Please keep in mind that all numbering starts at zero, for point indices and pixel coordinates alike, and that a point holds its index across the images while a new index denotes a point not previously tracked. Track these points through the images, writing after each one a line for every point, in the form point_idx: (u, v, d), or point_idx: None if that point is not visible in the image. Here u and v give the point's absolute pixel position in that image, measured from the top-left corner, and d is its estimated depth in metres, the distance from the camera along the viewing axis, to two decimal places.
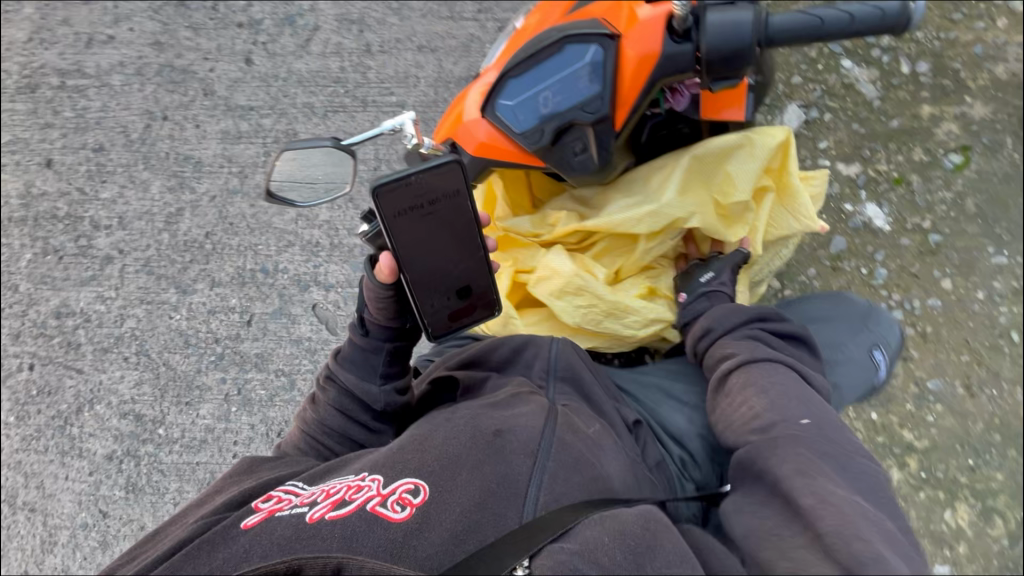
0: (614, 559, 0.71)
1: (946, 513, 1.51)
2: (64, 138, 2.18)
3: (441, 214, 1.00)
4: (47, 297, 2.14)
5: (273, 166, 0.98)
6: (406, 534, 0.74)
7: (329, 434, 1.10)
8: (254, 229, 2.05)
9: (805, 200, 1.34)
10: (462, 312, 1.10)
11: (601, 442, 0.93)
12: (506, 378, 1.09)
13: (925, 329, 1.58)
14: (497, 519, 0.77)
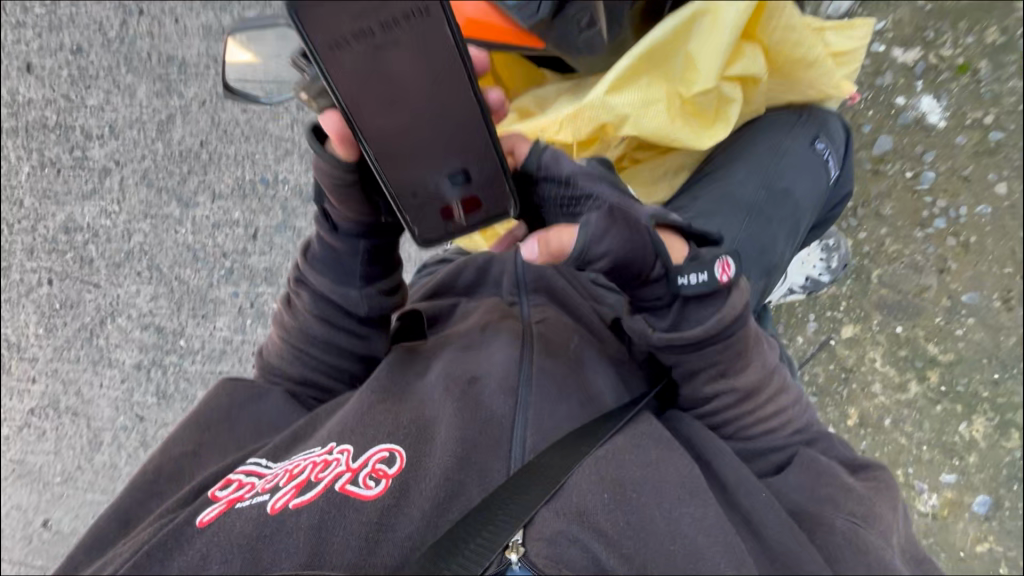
0: (613, 524, 0.61)
1: (961, 425, 1.49)
2: (39, 38, 2.01)
3: (413, 63, 0.68)
4: (52, 212, 2.11)
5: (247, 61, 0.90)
6: (383, 510, 0.62)
7: (313, 343, 0.96)
8: (249, 136, 1.94)
9: (825, 67, 0.94)
10: (463, 204, 0.83)
11: (585, 358, 0.85)
12: (475, 302, 0.99)
13: (968, 238, 1.46)
14: (484, 474, 0.66)
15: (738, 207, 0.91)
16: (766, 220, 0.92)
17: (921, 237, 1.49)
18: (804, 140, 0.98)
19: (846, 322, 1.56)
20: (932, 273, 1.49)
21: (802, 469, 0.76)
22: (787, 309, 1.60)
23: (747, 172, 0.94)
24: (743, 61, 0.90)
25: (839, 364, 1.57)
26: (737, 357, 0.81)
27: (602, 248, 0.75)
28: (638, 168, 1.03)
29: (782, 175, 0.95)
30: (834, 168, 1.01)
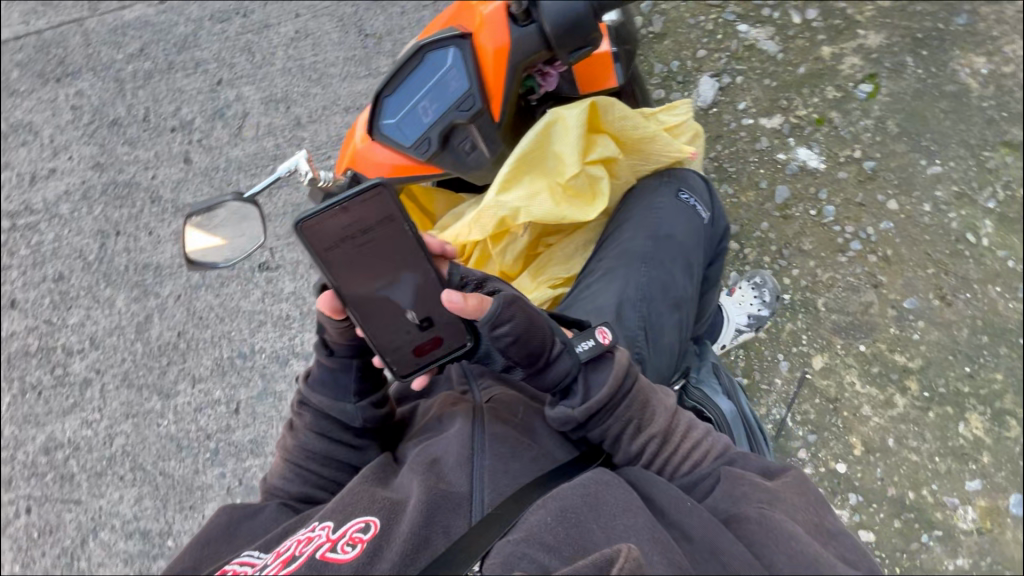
0: (554, 534, 0.65)
1: (960, 426, 1.50)
2: (24, 275, 2.21)
3: (380, 243, 0.84)
4: (32, 435, 2.11)
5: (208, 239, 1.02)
6: (357, 569, 0.64)
7: (314, 460, 0.95)
8: (224, 317, 2.06)
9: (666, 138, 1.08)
10: (428, 348, 0.93)
11: (533, 425, 0.88)
12: (432, 398, 1.02)
13: (886, 252, 1.60)
14: (447, 528, 0.69)
15: (632, 260, 1.03)
16: (660, 264, 1.03)
17: (845, 261, 1.62)
18: (669, 195, 1.09)
19: (814, 353, 1.61)
20: (869, 289, 1.60)
21: (727, 482, 0.75)
22: (756, 355, 1.64)
23: (633, 229, 1.06)
24: (597, 148, 1.03)
25: (823, 396, 1.58)
26: (642, 409, 0.84)
27: (509, 314, 0.82)
28: (552, 250, 1.14)
29: (660, 225, 1.06)
30: (704, 213, 1.10)
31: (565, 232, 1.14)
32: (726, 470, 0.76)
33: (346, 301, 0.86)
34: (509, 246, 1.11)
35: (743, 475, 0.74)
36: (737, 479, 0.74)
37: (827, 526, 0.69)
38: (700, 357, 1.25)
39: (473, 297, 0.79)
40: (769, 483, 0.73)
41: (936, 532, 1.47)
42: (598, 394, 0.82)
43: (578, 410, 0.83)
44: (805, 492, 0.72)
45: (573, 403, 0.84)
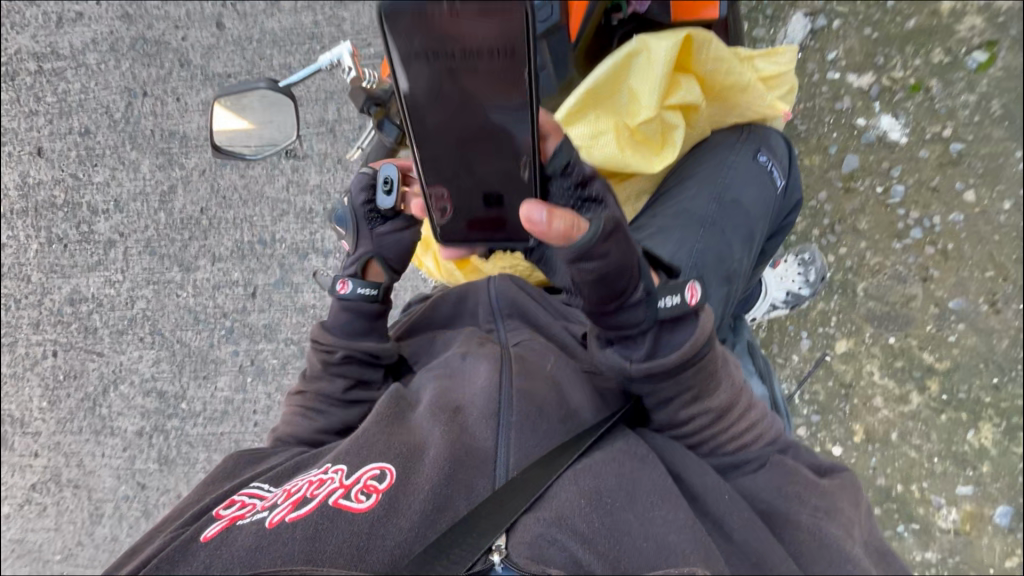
0: (591, 522, 0.66)
1: (969, 433, 1.47)
2: (50, 124, 2.16)
3: (479, 78, 0.64)
4: (58, 285, 2.18)
5: (237, 126, 0.99)
6: (373, 523, 0.63)
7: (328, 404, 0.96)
8: (247, 200, 2.03)
9: (755, 85, 0.97)
10: (484, 227, 0.77)
11: (563, 375, 0.86)
12: (455, 332, 1.01)
13: (946, 245, 1.49)
14: (469, 488, 0.70)
15: (691, 221, 0.93)
16: (720, 231, 0.93)
17: (900, 248, 1.52)
18: (746, 155, 0.99)
19: (841, 337, 1.57)
20: (916, 282, 1.51)
21: (769, 469, 0.74)
22: (779, 328, 1.62)
23: (698, 187, 0.96)
24: (680, 91, 0.92)
25: (837, 380, 1.57)
26: (706, 379, 0.76)
27: (604, 249, 0.66)
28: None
29: (729, 187, 0.96)
30: (780, 180, 1.01)
31: (619, 179, 1.05)
32: (777, 460, 0.74)
33: (437, 118, 0.67)
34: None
35: (792, 468, 0.74)
36: (784, 471, 0.73)
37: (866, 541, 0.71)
38: (735, 332, 1.22)
39: (562, 226, 0.62)
40: (821, 483, 0.73)
41: (913, 525, 1.53)
42: (668, 356, 0.74)
43: (638, 365, 0.75)
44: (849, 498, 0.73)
45: (639, 356, 0.75)
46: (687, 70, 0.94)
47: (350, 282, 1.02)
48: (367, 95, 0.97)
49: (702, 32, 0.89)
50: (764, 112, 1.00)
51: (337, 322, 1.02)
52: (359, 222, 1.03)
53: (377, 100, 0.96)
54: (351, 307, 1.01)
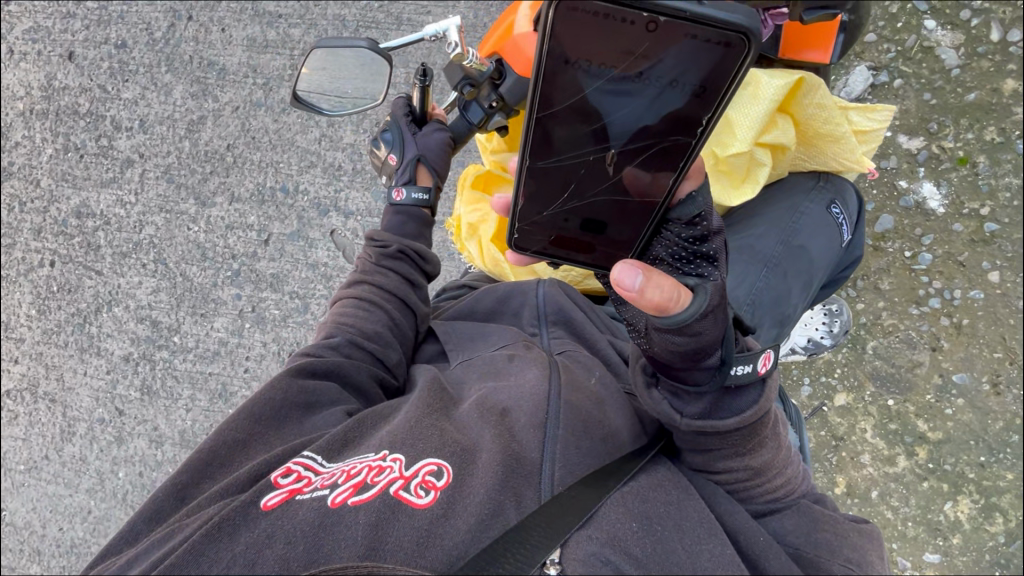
0: (642, 547, 0.66)
1: (947, 504, 1.51)
2: (86, 30, 2.09)
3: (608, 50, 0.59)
4: (67, 195, 2.13)
5: (317, 76, 1.04)
6: (431, 522, 0.64)
7: (377, 306, 1.00)
8: (276, 145, 1.99)
9: (850, 140, 0.96)
10: (573, 245, 0.80)
11: (607, 393, 0.85)
12: (493, 328, 1.00)
13: (961, 320, 1.51)
14: (518, 499, 0.68)
15: (754, 260, 0.95)
16: (782, 274, 0.95)
17: (916, 314, 1.54)
18: (820, 204, 0.99)
19: (840, 390, 1.59)
20: (924, 350, 1.53)
21: (798, 514, 0.75)
22: (783, 370, 1.63)
23: (766, 227, 0.98)
24: (775, 130, 0.93)
25: (830, 431, 1.59)
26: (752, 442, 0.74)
27: (698, 327, 0.66)
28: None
29: (797, 232, 0.97)
30: (848, 235, 1.00)
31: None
32: (807, 506, 0.76)
33: (573, 131, 0.69)
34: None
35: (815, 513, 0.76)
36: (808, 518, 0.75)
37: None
38: None
39: (654, 300, 0.62)
40: (850, 531, 0.74)
41: None
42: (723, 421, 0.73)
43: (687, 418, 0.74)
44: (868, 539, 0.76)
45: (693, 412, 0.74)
46: (785, 110, 0.95)
47: (404, 188, 1.09)
48: (463, 72, 0.93)
49: (813, 78, 0.90)
50: (849, 168, 1.00)
51: (391, 226, 1.10)
52: (403, 134, 1.10)
53: (472, 82, 0.94)
54: (404, 211, 1.09)
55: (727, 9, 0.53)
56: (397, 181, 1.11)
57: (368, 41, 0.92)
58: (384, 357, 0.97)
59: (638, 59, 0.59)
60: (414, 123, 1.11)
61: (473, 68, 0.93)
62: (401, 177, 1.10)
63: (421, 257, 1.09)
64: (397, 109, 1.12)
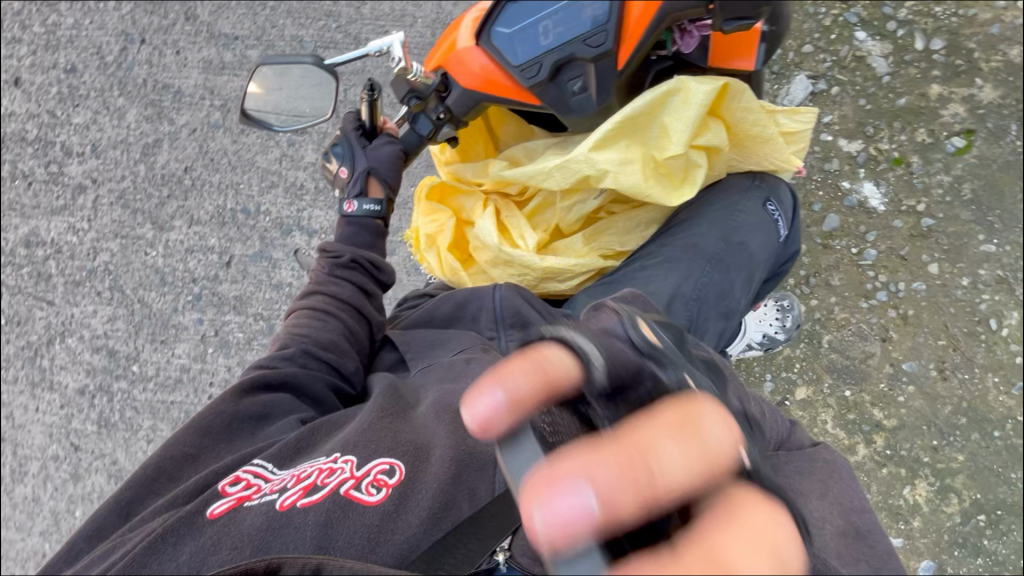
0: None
1: (905, 488, 1.57)
2: (33, 55, 2.04)
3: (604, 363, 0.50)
4: (15, 224, 2.05)
5: (270, 91, 1.06)
6: (383, 517, 0.65)
7: (332, 315, 1.00)
8: (236, 166, 1.97)
9: (779, 142, 0.99)
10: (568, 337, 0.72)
11: None
12: (453, 333, 0.99)
13: (906, 311, 1.59)
14: (472, 492, 0.69)
15: (697, 258, 1.00)
16: (724, 269, 1.00)
17: (866, 307, 1.61)
18: (757, 202, 1.04)
19: (800, 384, 1.64)
20: (876, 341, 1.60)
21: None
22: (745, 367, 1.68)
23: (708, 226, 1.02)
24: (708, 133, 0.94)
25: None
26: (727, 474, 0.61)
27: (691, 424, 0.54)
28: (613, 219, 1.08)
29: (737, 230, 1.02)
30: (784, 231, 1.07)
31: (633, 204, 1.08)
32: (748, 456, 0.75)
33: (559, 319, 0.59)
34: (576, 206, 1.05)
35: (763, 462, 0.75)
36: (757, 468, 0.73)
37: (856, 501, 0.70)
38: None
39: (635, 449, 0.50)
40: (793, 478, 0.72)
41: None
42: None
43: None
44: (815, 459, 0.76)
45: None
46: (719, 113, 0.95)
47: (356, 201, 1.09)
48: (409, 85, 0.97)
49: (742, 85, 0.91)
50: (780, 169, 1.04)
51: (345, 238, 1.10)
52: (353, 147, 1.10)
53: (418, 95, 0.97)
54: (357, 223, 1.09)
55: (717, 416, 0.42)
56: (349, 192, 1.11)
57: (313, 56, 0.99)
58: (339, 365, 0.96)
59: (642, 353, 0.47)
60: (364, 136, 1.11)
61: (418, 81, 0.97)
62: (353, 190, 1.09)
63: (376, 266, 1.09)
64: (347, 124, 1.12)
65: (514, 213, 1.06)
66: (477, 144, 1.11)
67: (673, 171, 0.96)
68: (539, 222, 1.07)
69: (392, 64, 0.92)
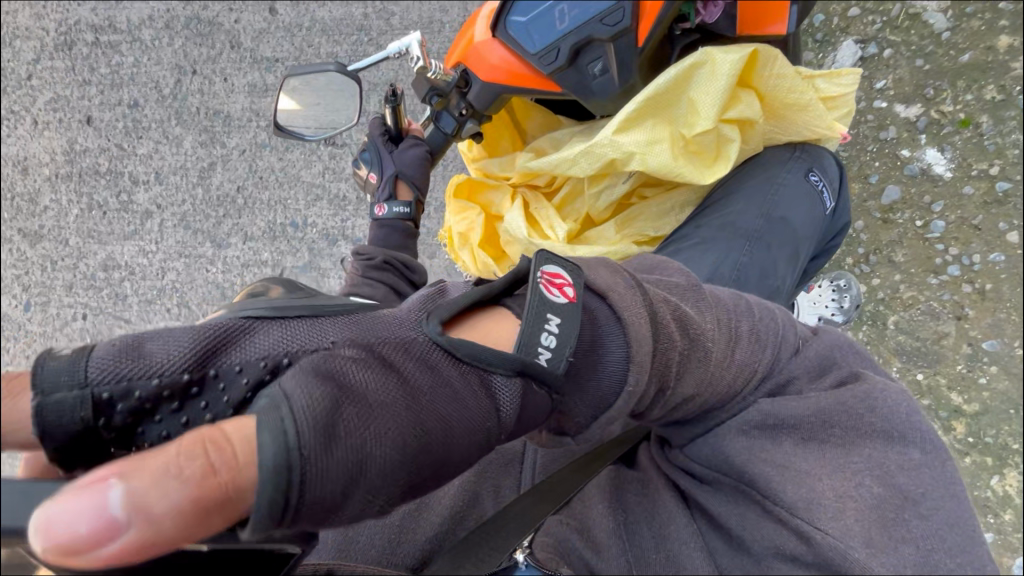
0: (607, 534, 0.70)
1: (993, 479, 1.45)
2: (101, 94, 2.22)
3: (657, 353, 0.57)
4: (94, 250, 2.23)
5: (300, 99, 1.10)
6: (403, 517, 0.72)
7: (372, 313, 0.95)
8: (283, 182, 2.07)
9: (820, 108, 0.94)
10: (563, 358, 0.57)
11: None
12: None
13: (984, 285, 1.45)
14: (496, 489, 0.75)
15: (735, 235, 0.94)
16: (765, 246, 0.94)
17: (935, 284, 1.49)
18: (798, 174, 0.98)
19: None
20: (949, 320, 1.48)
21: (790, 433, 0.65)
22: None
23: (746, 202, 0.97)
24: (740, 105, 0.90)
25: None
26: (728, 376, 0.64)
27: (687, 348, 0.60)
28: (645, 204, 1.05)
29: (777, 204, 0.96)
30: (831, 202, 1.01)
31: (666, 187, 1.05)
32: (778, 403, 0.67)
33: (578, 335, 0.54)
34: (604, 191, 1.02)
35: (789, 404, 0.66)
36: (785, 434, 0.66)
37: (912, 488, 0.61)
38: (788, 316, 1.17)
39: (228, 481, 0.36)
40: (854, 448, 0.64)
41: None
42: (660, 348, 0.56)
43: (589, 388, 0.54)
44: (868, 409, 0.65)
45: (546, 340, 0.51)
46: (748, 84, 0.91)
47: (386, 204, 1.10)
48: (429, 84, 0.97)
49: (772, 50, 0.87)
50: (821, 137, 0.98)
51: (377, 241, 1.10)
52: (380, 152, 1.13)
53: (439, 93, 0.98)
54: (388, 226, 1.10)
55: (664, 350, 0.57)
56: (378, 197, 1.12)
57: (336, 64, 1.00)
58: None
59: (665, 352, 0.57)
60: (391, 141, 1.13)
61: (439, 79, 0.96)
62: (382, 194, 1.11)
63: (407, 266, 1.07)
64: (374, 130, 1.15)
65: (542, 204, 1.05)
66: (501, 138, 1.12)
67: (702, 149, 0.93)
68: (568, 212, 1.06)
69: (411, 64, 0.93)
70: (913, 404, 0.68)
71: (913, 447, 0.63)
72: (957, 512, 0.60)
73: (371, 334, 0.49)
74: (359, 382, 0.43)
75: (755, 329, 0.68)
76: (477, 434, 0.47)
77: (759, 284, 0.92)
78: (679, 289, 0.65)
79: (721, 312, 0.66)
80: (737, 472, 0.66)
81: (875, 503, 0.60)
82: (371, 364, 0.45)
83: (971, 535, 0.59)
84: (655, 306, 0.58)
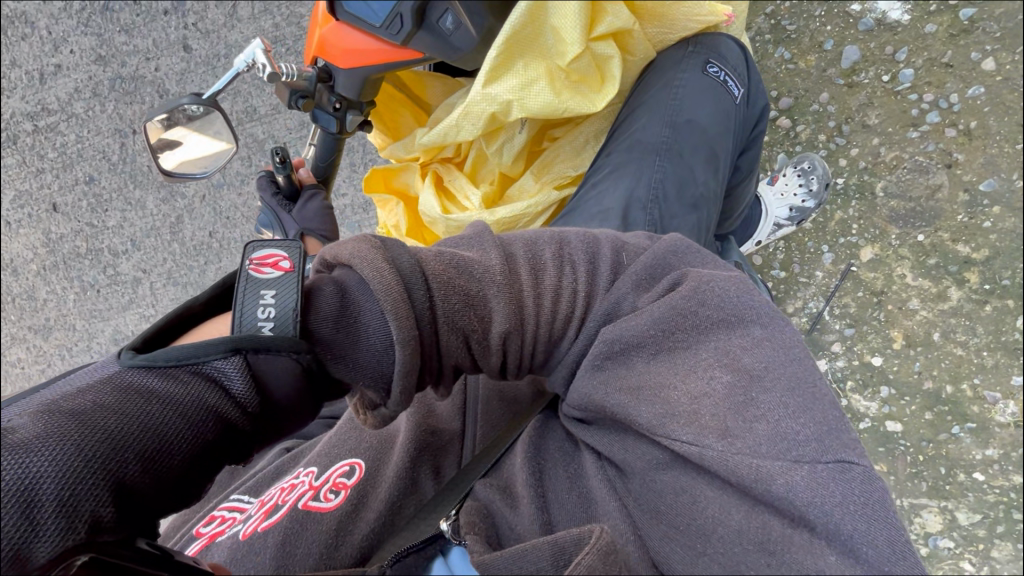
0: (525, 487, 0.62)
1: (1020, 320, 1.37)
2: (58, 179, 2.24)
3: (435, 305, 0.56)
4: (101, 328, 2.30)
5: (219, 142, 1.04)
6: (342, 519, 0.67)
7: None
8: (250, 217, 2.06)
9: None
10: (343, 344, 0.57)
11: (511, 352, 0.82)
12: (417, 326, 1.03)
13: (968, 124, 1.37)
14: (436, 469, 0.73)
15: (644, 152, 0.90)
16: (677, 154, 0.89)
17: (917, 137, 1.41)
18: (693, 67, 0.93)
19: (864, 245, 1.48)
20: (940, 171, 1.40)
21: (645, 359, 0.56)
22: (797, 245, 1.55)
23: (645, 115, 0.92)
24: (607, 18, 0.83)
25: (867, 289, 1.48)
26: (546, 302, 0.60)
27: (474, 287, 0.58)
28: (557, 146, 1.01)
29: (678, 107, 0.91)
30: (734, 88, 0.95)
31: (574, 123, 1.01)
32: (610, 330, 0.58)
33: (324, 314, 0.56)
34: (505, 146, 0.98)
35: (630, 323, 0.57)
36: (634, 355, 0.57)
37: (756, 364, 0.52)
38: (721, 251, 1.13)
39: None
40: (709, 342, 0.55)
41: (970, 425, 1.43)
42: (433, 296, 0.56)
43: (362, 355, 0.56)
44: (701, 303, 0.57)
45: (264, 313, 0.52)
46: None
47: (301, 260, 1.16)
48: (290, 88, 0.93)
49: None
50: (706, 21, 0.90)
51: None
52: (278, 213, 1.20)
53: (303, 94, 0.93)
54: None
55: (430, 301, 0.56)
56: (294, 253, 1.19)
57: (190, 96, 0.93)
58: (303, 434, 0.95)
59: (441, 297, 0.56)
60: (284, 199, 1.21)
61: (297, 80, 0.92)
62: None
63: None
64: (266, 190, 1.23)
65: (455, 175, 1.04)
66: (401, 122, 1.10)
67: (585, 74, 0.88)
68: (483, 176, 1.04)
69: (261, 73, 0.87)
70: (746, 283, 0.60)
71: (760, 320, 0.56)
72: (812, 375, 0.53)
73: (49, 394, 0.46)
74: (15, 430, 0.42)
75: (577, 249, 0.64)
76: (190, 414, 0.49)
77: (689, 190, 0.88)
78: (467, 238, 0.64)
79: (524, 247, 0.63)
80: (602, 410, 0.57)
81: (726, 392, 0.51)
82: (35, 411, 0.44)
83: (826, 395, 0.51)
84: (422, 259, 0.57)
